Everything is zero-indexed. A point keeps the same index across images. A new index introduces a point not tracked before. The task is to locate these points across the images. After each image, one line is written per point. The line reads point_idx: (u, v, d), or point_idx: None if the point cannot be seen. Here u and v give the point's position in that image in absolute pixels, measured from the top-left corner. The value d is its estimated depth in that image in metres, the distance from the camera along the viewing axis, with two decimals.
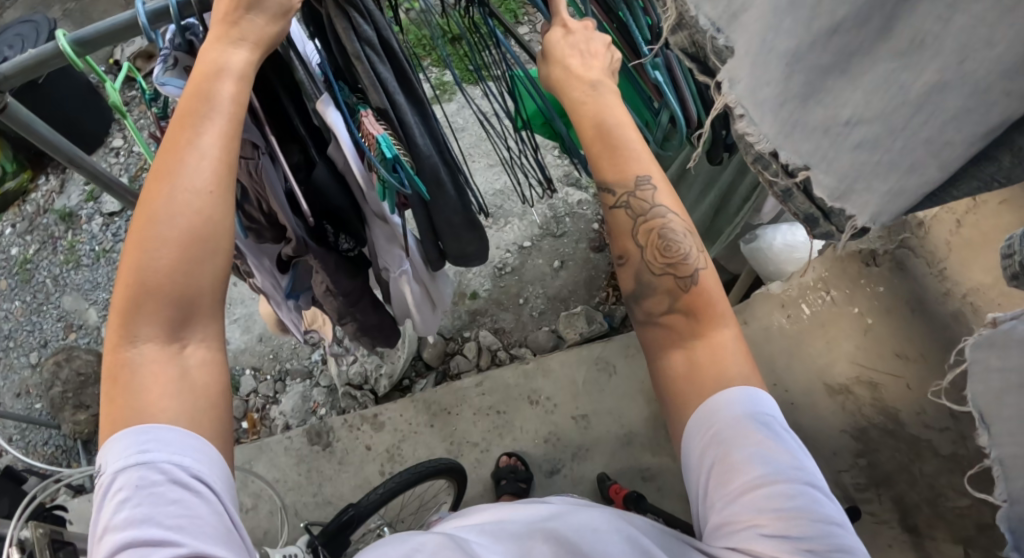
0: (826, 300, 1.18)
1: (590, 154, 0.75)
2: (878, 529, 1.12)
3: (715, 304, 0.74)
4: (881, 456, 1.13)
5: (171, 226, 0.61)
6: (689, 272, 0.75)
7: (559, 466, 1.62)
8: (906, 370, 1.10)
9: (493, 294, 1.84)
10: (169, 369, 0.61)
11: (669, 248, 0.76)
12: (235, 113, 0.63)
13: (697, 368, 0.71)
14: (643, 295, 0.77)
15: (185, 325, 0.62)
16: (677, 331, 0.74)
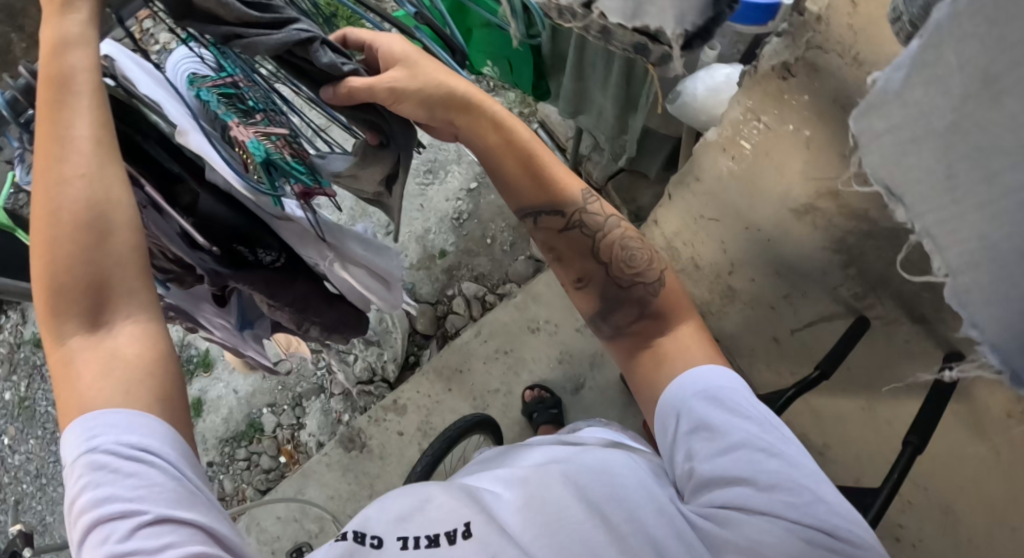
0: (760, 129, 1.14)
1: (519, 184, 0.89)
2: (889, 330, 1.11)
3: (683, 303, 0.89)
4: (867, 261, 1.08)
5: (60, 210, 0.62)
6: (652, 277, 0.91)
7: (582, 381, 1.64)
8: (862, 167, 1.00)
9: (460, 245, 1.81)
10: (102, 351, 0.65)
11: (630, 259, 0.92)
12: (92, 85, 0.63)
13: (664, 355, 0.84)
14: (612, 312, 0.92)
15: (106, 311, 0.65)
16: (646, 335, 0.87)
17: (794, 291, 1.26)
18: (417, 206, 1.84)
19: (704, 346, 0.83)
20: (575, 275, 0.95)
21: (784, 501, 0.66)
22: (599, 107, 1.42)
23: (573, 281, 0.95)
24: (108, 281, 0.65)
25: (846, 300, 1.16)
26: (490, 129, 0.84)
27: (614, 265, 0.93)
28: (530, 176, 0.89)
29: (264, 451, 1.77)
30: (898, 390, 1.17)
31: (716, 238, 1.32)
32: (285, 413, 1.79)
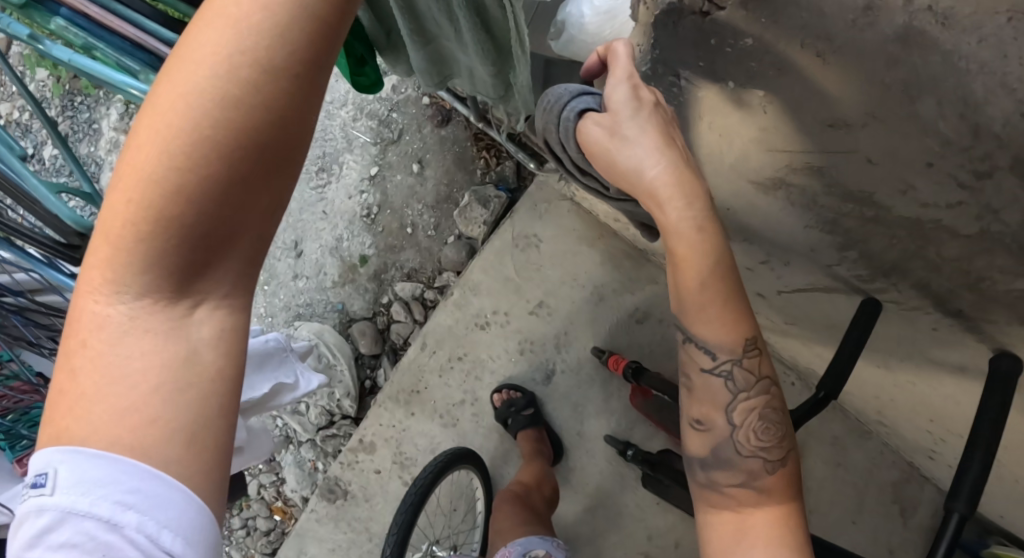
0: (686, 87, 0.74)
1: (689, 303, 0.69)
2: (910, 314, 0.84)
3: (792, 490, 0.69)
4: (874, 246, 0.76)
5: (177, 159, 0.44)
6: (780, 454, 0.70)
7: (551, 367, 1.40)
8: (858, 141, 0.62)
9: (380, 245, 1.51)
10: (169, 357, 0.47)
11: (765, 430, 0.71)
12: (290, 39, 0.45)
13: (742, 538, 0.67)
14: (713, 464, 0.71)
15: (198, 277, 0.49)
16: (742, 503, 0.69)
17: (774, 257, 0.97)
18: (319, 214, 1.54)
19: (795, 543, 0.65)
20: (695, 411, 0.73)
21: None
22: (469, 70, 1.02)
23: (691, 417, 0.74)
24: (222, 232, 0.47)
25: (846, 278, 0.87)
26: (679, 212, 0.65)
27: (743, 427, 0.71)
28: (712, 294, 0.68)
29: (257, 514, 1.51)
30: (924, 359, 0.94)
31: None
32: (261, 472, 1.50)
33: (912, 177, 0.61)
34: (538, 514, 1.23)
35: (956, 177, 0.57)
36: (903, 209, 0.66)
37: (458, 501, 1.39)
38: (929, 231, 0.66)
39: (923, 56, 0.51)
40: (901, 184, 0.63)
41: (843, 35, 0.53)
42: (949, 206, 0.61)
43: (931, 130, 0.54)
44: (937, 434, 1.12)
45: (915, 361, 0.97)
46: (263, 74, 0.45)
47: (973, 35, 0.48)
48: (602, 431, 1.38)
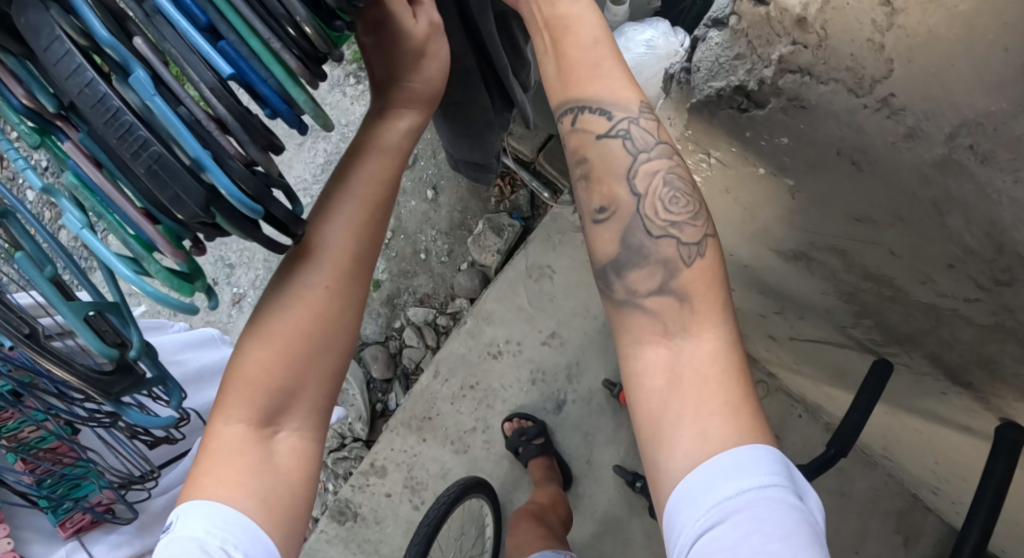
0: (714, 166, 0.76)
1: (559, 63, 0.66)
2: (920, 377, 0.85)
3: (716, 287, 0.62)
4: (889, 317, 0.78)
5: (280, 315, 0.60)
6: (698, 239, 0.63)
7: (563, 397, 1.42)
8: (883, 234, 0.64)
9: (393, 270, 1.51)
10: (254, 449, 0.59)
11: (672, 201, 0.64)
12: (360, 217, 0.62)
13: (679, 392, 0.58)
14: (627, 262, 0.64)
15: (283, 411, 0.61)
16: (666, 320, 0.61)
17: (790, 309, 0.98)
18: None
19: (731, 387, 0.57)
20: (594, 200, 0.66)
21: None
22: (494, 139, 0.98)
23: (592, 209, 0.66)
24: (303, 366, 0.61)
25: (860, 340, 0.88)
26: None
27: (649, 198, 0.64)
28: (596, 73, 0.66)
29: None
30: (930, 417, 0.97)
31: None
32: None
33: (932, 271, 0.63)
34: (551, 527, 1.25)
35: (976, 280, 0.59)
36: (920, 295, 0.68)
37: (469, 527, 1.43)
38: (945, 316, 0.68)
39: (958, 181, 0.52)
40: (920, 275, 0.65)
41: (880, 154, 0.56)
42: (966, 299, 0.63)
43: (956, 240, 0.57)
44: (943, 476, 1.13)
45: (924, 415, 0.98)
46: (343, 249, 0.61)
47: (1009, 174, 0.48)
48: (611, 460, 1.40)
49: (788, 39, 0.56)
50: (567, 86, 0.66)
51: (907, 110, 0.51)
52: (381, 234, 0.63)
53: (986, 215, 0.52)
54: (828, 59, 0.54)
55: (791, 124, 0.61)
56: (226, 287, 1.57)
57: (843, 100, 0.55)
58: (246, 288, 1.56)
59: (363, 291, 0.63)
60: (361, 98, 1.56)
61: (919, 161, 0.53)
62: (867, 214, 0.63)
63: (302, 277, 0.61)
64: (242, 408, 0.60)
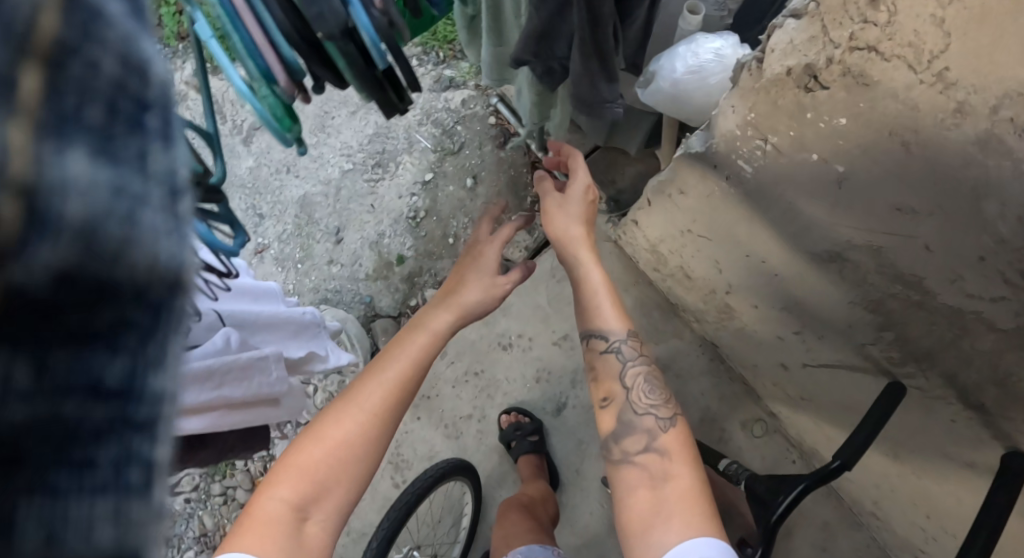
0: (768, 152, 0.80)
1: (582, 299, 0.91)
2: (931, 403, 0.87)
3: (687, 447, 0.82)
4: (911, 330, 0.80)
5: (337, 428, 0.76)
6: (669, 415, 0.85)
7: (564, 400, 1.42)
8: (919, 227, 0.68)
9: (420, 250, 1.50)
10: (287, 525, 0.70)
11: (650, 391, 0.87)
12: (411, 374, 0.80)
13: (663, 509, 0.75)
14: (622, 432, 0.84)
15: (313, 504, 0.72)
16: (649, 467, 0.80)
17: (809, 329, 1.01)
18: (367, 207, 1.54)
19: (702, 499, 0.76)
20: (598, 393, 0.89)
21: None
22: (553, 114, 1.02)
23: (598, 400, 0.89)
24: (343, 467, 0.75)
25: (877, 360, 0.90)
26: (575, 222, 0.92)
27: (634, 390, 0.87)
28: (603, 294, 0.90)
29: (239, 484, 1.67)
30: (932, 456, 0.98)
31: (710, 257, 1.08)
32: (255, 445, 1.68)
33: (962, 267, 0.67)
34: (538, 519, 1.25)
35: (1004, 274, 0.63)
36: (947, 298, 0.71)
37: (446, 514, 1.40)
38: (969, 323, 0.71)
39: (997, 160, 0.57)
40: (949, 274, 0.69)
41: (929, 134, 0.61)
42: (992, 299, 0.66)
43: (989, 228, 0.61)
44: (931, 533, 1.13)
45: (925, 456, 1.00)
46: (384, 394, 0.78)
47: None
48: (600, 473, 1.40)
49: (860, 18, 0.63)
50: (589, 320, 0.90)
51: (958, 84, 0.57)
52: (412, 393, 0.81)
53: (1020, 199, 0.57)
54: (895, 34, 0.61)
55: (851, 103, 0.67)
56: (253, 237, 1.58)
57: (902, 76, 0.61)
58: (272, 240, 1.58)
59: (391, 436, 0.79)
60: (420, 80, 1.59)
61: (964, 139, 0.59)
62: (909, 204, 0.68)
63: (354, 403, 0.77)
64: (284, 497, 0.71)
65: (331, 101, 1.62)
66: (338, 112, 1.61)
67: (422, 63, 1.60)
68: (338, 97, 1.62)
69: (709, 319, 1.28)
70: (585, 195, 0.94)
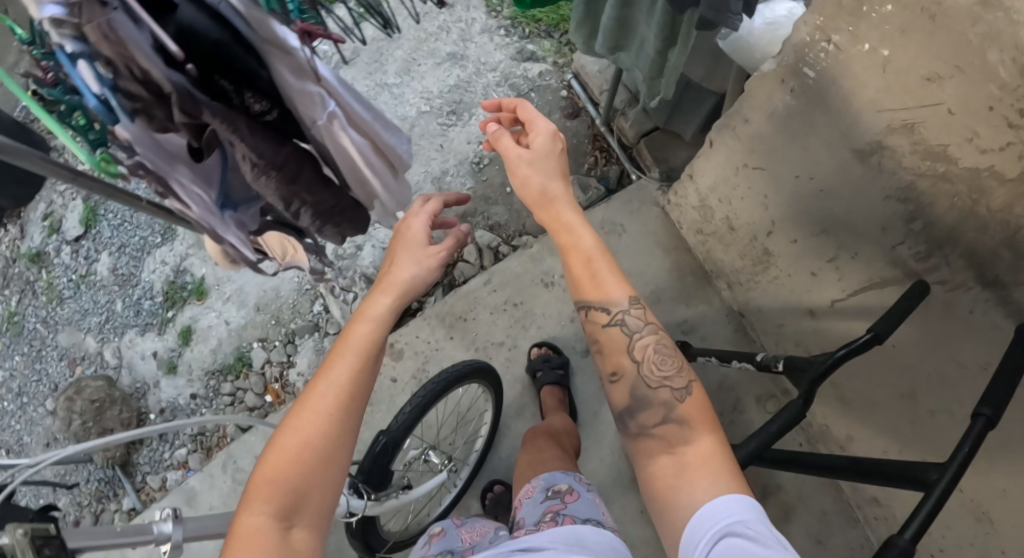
0: (831, 50, 0.98)
1: (572, 276, 0.86)
2: (952, 296, 1.01)
3: (705, 412, 0.83)
4: (938, 210, 0.95)
5: (299, 431, 0.77)
6: (681, 385, 0.85)
7: (593, 344, 1.51)
8: (945, 93, 0.86)
9: (478, 192, 1.65)
10: (267, 538, 0.73)
11: (660, 361, 0.86)
12: (366, 351, 0.80)
13: (683, 476, 0.77)
14: (636, 407, 0.86)
15: (297, 510, 0.76)
16: (669, 440, 0.82)
17: (842, 252, 1.15)
18: (437, 145, 1.68)
19: (723, 460, 0.77)
20: (608, 366, 0.89)
21: None
22: (641, 41, 1.23)
23: (606, 374, 0.89)
24: (320, 463, 0.77)
25: (905, 260, 1.04)
26: (557, 188, 0.86)
27: (643, 362, 0.87)
28: (587, 269, 0.85)
29: (250, 388, 1.77)
30: (951, 372, 1.07)
31: (759, 191, 1.23)
32: (276, 350, 1.78)
33: (977, 124, 0.84)
34: (563, 447, 1.30)
35: (1008, 118, 0.80)
36: (966, 161, 0.87)
37: (464, 429, 1.48)
38: (982, 181, 0.87)
39: (991, 12, 0.77)
40: (966, 133, 0.85)
41: (952, 3, 0.81)
42: (999, 149, 0.83)
43: (993, 76, 0.79)
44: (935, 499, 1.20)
45: (945, 377, 1.08)
46: (344, 381, 0.78)
47: None
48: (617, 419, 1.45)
49: None
50: (582, 291, 0.86)
51: None
52: (370, 376, 0.81)
53: (1014, 42, 0.76)
54: None
55: None
56: None
57: None
58: None
59: (358, 423, 0.80)
60: (504, 48, 1.76)
61: (971, 2, 0.79)
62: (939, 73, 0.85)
63: (309, 406, 0.78)
64: (267, 504, 0.74)
65: (420, 50, 1.77)
66: (425, 61, 1.77)
67: (509, 34, 1.78)
68: (428, 48, 1.78)
69: (743, 276, 1.40)
70: (553, 141, 0.85)
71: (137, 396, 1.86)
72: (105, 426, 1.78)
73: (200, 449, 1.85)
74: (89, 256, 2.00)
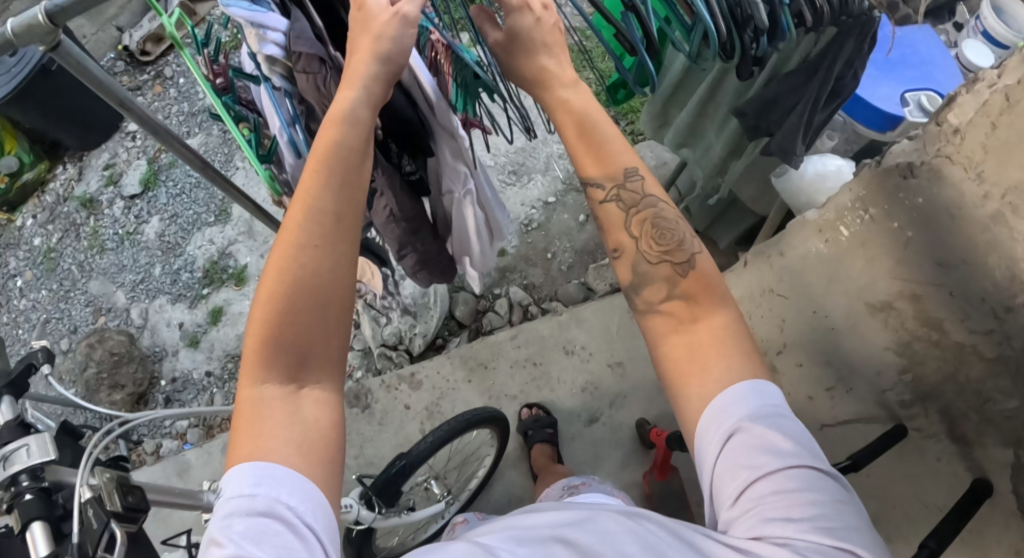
0: (865, 220, 1.18)
1: (573, 150, 0.86)
2: (923, 444, 1.17)
3: (713, 287, 0.83)
4: (926, 370, 1.14)
5: (288, 275, 0.73)
6: (684, 258, 0.86)
7: (597, 415, 1.63)
8: (948, 279, 1.09)
9: (521, 250, 1.80)
10: (285, 408, 0.73)
11: (662, 236, 0.87)
12: (339, 184, 0.74)
13: (694, 351, 0.79)
14: (639, 283, 0.87)
15: (303, 369, 0.75)
16: (678, 316, 0.83)
17: (841, 385, 1.27)
18: None
19: (728, 348, 0.79)
20: (609, 242, 0.90)
21: (805, 525, 0.67)
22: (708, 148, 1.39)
23: (608, 250, 0.91)
24: (314, 285, 0.74)
25: (891, 405, 1.20)
26: (569, 68, 0.82)
27: (643, 238, 0.88)
28: (590, 145, 0.85)
29: None
30: (914, 512, 1.18)
31: (777, 315, 1.34)
32: None
33: (971, 309, 1.07)
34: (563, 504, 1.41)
35: (994, 310, 1.04)
36: (956, 335, 1.09)
37: (466, 466, 1.58)
38: (965, 355, 1.08)
39: None
40: None
41: None
42: None
43: None
44: None
45: (904, 517, 1.19)
46: (322, 223, 0.73)
47: None
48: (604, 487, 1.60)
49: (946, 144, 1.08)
50: (583, 167, 0.87)
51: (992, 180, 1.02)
52: (346, 207, 0.74)
53: (1010, 254, 1.02)
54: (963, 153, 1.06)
55: (926, 188, 1.10)
56: None
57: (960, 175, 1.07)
58: None
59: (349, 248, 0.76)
60: None
61: None
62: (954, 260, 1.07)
63: (289, 258, 0.73)
64: (266, 370, 0.74)
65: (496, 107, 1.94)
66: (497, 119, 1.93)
67: None
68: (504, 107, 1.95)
69: None
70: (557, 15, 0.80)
71: (154, 359, 1.94)
72: (116, 381, 1.85)
73: (202, 426, 1.89)
74: (141, 217, 2.11)
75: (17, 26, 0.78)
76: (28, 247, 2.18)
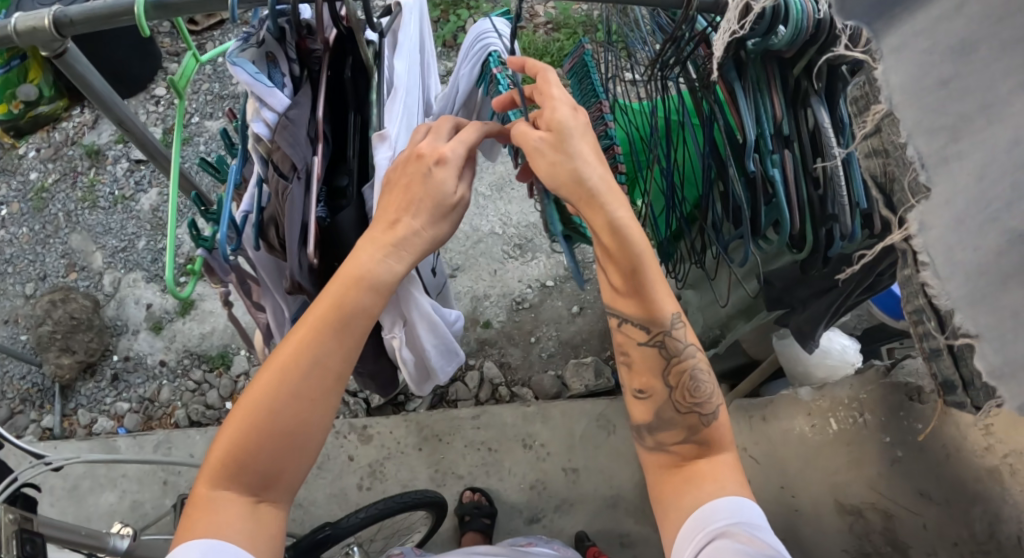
0: (858, 422, 1.18)
1: (614, 294, 0.78)
2: None
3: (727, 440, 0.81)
4: None
5: (286, 401, 0.72)
6: (711, 409, 0.80)
7: (539, 515, 1.55)
8: (927, 511, 1.09)
9: (506, 326, 1.79)
10: (242, 515, 0.71)
11: (697, 390, 0.80)
12: (359, 321, 0.72)
13: (696, 479, 0.78)
14: (657, 426, 0.81)
15: (267, 486, 0.73)
16: (682, 456, 0.80)
17: None
18: (492, 269, 1.86)
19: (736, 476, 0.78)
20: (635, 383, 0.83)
21: None
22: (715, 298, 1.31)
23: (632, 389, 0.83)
24: (304, 412, 0.72)
25: None
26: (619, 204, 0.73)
27: (678, 389, 0.81)
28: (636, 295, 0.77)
29: (217, 387, 1.80)
30: None
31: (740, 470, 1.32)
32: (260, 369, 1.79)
33: (941, 547, 1.07)
34: None
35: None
36: None
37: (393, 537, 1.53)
38: None
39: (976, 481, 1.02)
40: None
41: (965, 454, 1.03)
42: None
43: None
44: None
45: None
46: (328, 351, 0.72)
47: None
48: None
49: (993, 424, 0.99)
50: (619, 301, 0.78)
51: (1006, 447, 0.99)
52: (353, 345, 0.73)
53: (996, 511, 1.00)
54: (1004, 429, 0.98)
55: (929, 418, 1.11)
56: None
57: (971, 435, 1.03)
58: None
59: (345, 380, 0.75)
60: None
61: None
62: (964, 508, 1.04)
63: (291, 378, 0.72)
64: (235, 479, 0.71)
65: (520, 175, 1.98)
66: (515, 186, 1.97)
67: None
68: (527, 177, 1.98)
69: None
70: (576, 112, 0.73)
71: (112, 332, 1.87)
72: (68, 345, 1.78)
73: (141, 413, 1.79)
74: (140, 184, 2.07)
75: (21, 23, 0.72)
76: (22, 179, 2.11)
